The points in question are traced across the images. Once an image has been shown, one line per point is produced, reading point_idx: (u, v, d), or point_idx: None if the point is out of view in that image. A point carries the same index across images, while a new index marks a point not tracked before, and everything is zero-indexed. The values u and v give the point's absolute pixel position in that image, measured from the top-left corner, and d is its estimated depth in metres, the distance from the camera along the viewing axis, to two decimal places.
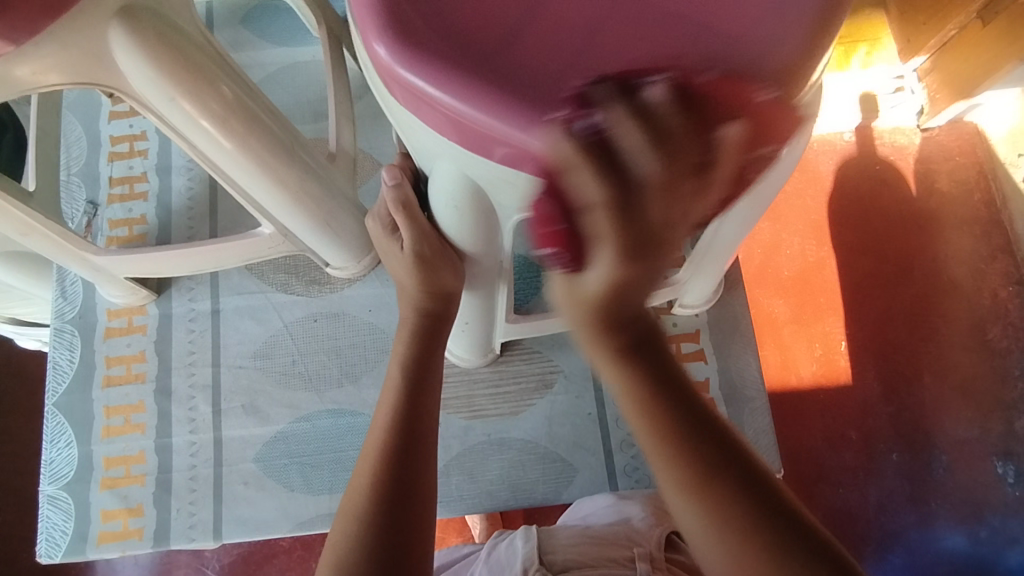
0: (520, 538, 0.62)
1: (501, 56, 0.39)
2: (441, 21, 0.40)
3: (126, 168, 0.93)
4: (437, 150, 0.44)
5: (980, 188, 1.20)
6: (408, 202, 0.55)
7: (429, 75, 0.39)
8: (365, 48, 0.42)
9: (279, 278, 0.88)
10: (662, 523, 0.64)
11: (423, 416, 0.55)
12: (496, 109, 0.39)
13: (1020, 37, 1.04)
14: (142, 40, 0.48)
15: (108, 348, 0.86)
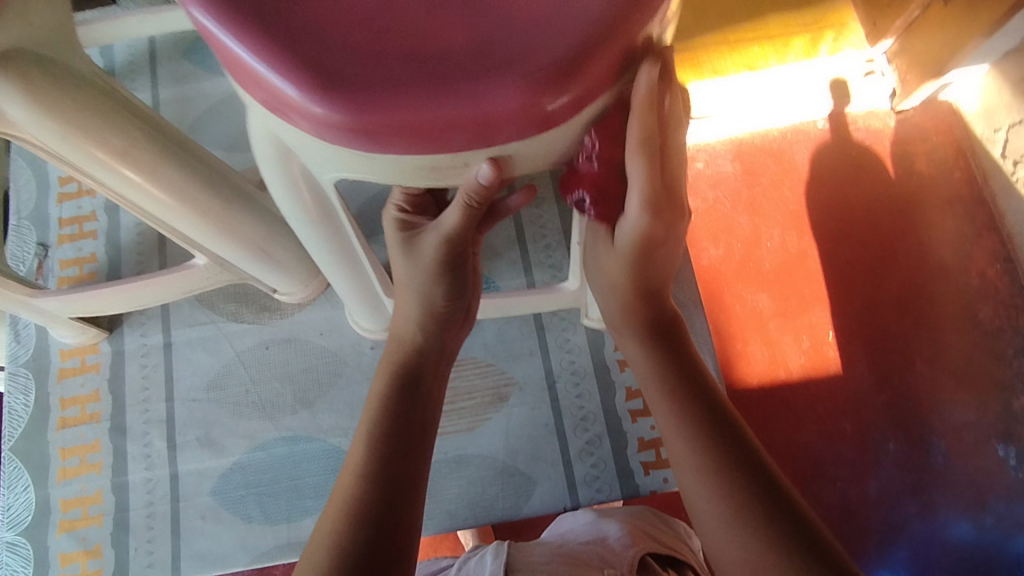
0: (490, 555, 0.61)
1: (313, 37, 0.38)
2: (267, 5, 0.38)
3: (75, 208, 0.94)
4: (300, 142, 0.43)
5: (959, 167, 1.18)
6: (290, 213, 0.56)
7: (247, 43, 0.38)
8: (247, 87, 0.40)
9: (228, 308, 0.88)
10: (638, 544, 0.61)
11: (410, 432, 0.53)
12: (309, 80, 0.38)
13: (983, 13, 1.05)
14: (32, 85, 0.48)
15: (62, 389, 0.86)
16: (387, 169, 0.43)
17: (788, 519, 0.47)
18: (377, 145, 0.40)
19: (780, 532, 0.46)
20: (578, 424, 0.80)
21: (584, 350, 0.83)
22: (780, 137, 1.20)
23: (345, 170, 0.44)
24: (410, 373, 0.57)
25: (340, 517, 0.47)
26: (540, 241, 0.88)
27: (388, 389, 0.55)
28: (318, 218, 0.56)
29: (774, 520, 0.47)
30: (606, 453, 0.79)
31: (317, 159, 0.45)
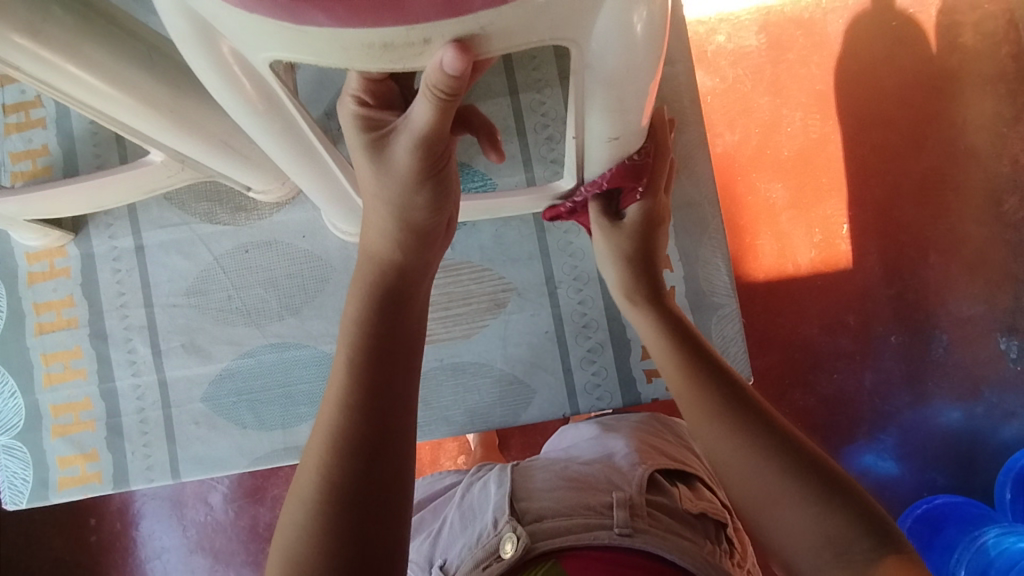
0: (494, 483, 0.60)
1: None
2: None
3: (18, 93, 0.83)
4: (230, 19, 0.36)
5: (1008, 39, 1.04)
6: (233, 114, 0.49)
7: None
8: None
9: (200, 208, 0.80)
10: (646, 462, 0.59)
11: (394, 355, 0.48)
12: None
13: None
14: None
15: (34, 295, 0.81)
16: (324, 48, 0.36)
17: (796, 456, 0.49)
18: (320, 18, 0.33)
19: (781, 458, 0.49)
20: (580, 331, 0.77)
21: (588, 255, 0.77)
22: (814, 4, 1.05)
23: (283, 51, 0.36)
24: (389, 297, 0.51)
25: (325, 448, 0.44)
26: (540, 131, 0.78)
27: (367, 315, 0.49)
28: (267, 112, 0.48)
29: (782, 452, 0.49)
30: (608, 362, 0.76)
31: (239, 35, 0.37)
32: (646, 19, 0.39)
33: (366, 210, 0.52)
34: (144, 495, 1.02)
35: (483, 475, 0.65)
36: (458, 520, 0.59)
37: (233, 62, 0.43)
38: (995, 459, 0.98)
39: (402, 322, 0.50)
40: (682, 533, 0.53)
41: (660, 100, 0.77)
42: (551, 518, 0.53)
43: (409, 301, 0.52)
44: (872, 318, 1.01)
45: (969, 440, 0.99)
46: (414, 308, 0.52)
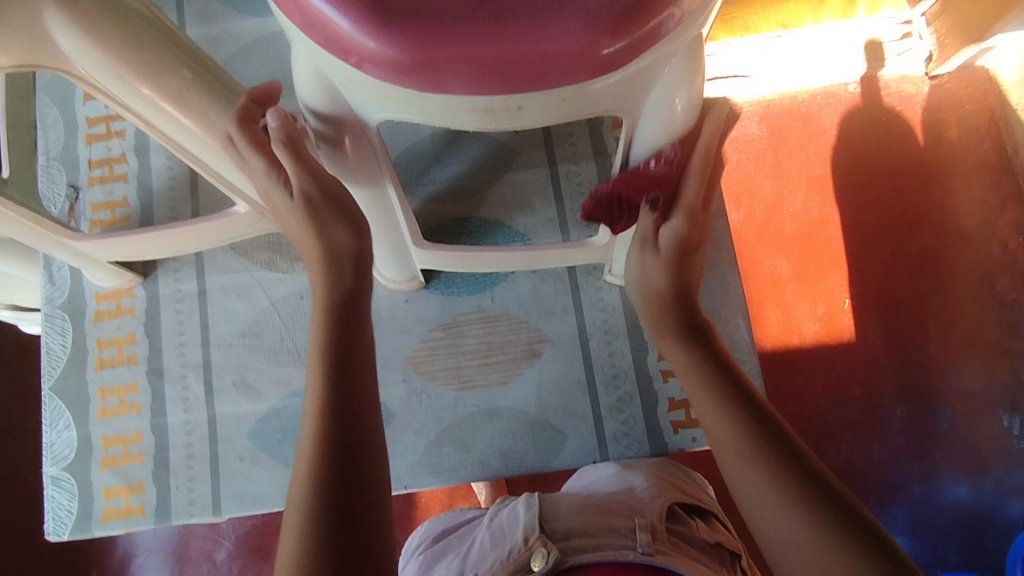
0: (522, 505, 0.61)
1: None
2: None
3: (104, 150, 0.92)
4: (356, 84, 0.44)
5: (990, 135, 1.13)
6: (291, 141, 0.53)
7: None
8: (297, 20, 0.41)
9: (262, 256, 0.88)
10: (664, 494, 0.63)
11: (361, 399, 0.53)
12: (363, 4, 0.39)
13: None
14: (84, 19, 0.46)
15: (98, 331, 0.87)
16: (426, 109, 0.44)
17: (841, 511, 0.47)
18: (434, 85, 0.41)
19: (825, 509, 0.47)
20: (610, 382, 0.82)
21: (617, 310, 0.84)
22: (810, 100, 1.15)
23: (395, 110, 0.45)
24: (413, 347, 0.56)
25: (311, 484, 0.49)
26: (577, 198, 0.87)
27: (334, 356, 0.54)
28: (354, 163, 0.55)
29: (825, 510, 0.47)
30: (637, 411, 0.81)
31: (356, 92, 0.46)
32: (685, 101, 0.48)
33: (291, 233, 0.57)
34: (150, 547, 1.02)
35: (509, 501, 0.66)
36: (488, 540, 0.61)
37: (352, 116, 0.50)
38: (1004, 536, 1.00)
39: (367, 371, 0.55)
40: (699, 558, 0.57)
41: None
42: (579, 538, 0.57)
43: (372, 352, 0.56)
44: (879, 386, 1.06)
45: (978, 516, 1.01)
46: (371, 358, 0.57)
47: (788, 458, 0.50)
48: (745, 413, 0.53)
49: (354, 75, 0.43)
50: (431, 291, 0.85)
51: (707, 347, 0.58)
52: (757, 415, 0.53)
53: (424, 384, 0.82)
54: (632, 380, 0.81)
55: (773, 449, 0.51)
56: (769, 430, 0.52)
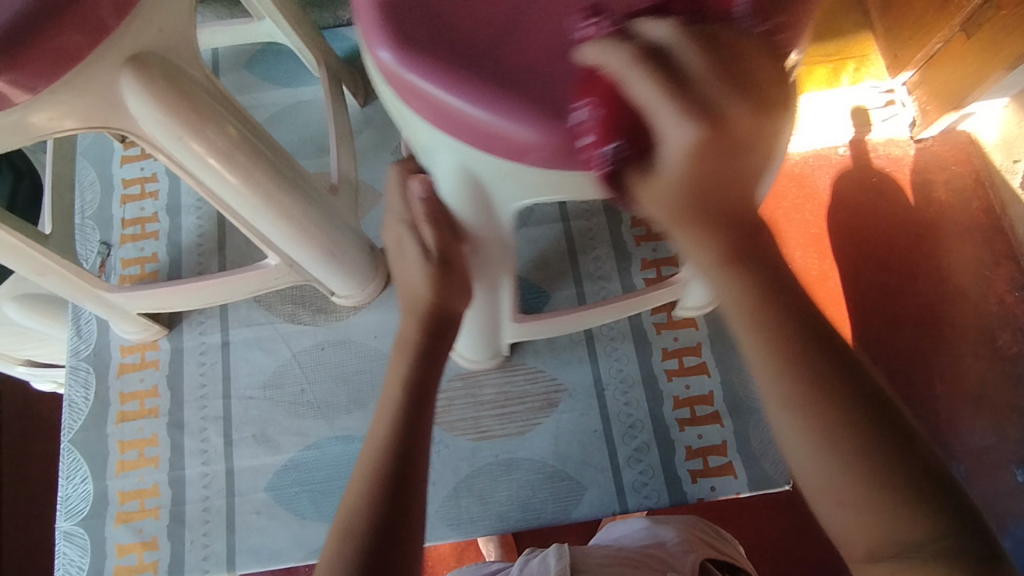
0: (552, 555, 0.61)
1: (492, 55, 0.46)
2: (438, 28, 0.46)
3: (138, 210, 0.97)
4: (442, 145, 0.51)
5: (978, 196, 1.18)
6: (439, 212, 0.52)
7: (420, 68, 0.46)
8: (423, 112, 0.48)
9: (286, 309, 0.90)
10: (696, 550, 0.63)
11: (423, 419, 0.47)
12: (464, 87, 0.45)
13: (1009, 46, 1.03)
14: (152, 86, 0.49)
15: (121, 384, 0.88)
16: (497, 172, 0.51)
17: (924, 476, 0.35)
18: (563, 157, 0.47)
19: (900, 475, 0.35)
20: (626, 431, 0.83)
21: (632, 359, 0.86)
22: (802, 161, 1.21)
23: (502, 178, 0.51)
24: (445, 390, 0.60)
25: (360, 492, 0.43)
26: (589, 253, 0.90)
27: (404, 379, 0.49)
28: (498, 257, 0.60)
29: (901, 472, 0.35)
30: (654, 460, 0.81)
31: (434, 147, 0.52)
32: None
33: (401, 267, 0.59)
34: None
35: (537, 551, 0.65)
36: None
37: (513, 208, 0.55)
38: None
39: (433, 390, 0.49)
40: None
41: None
42: None
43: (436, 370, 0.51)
44: None
45: None
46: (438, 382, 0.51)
47: (841, 379, 0.37)
48: (812, 338, 0.37)
49: (454, 146, 0.50)
50: None
51: (761, 264, 0.39)
52: (817, 337, 0.38)
53: (442, 434, 0.83)
54: (648, 428, 0.82)
55: (825, 366, 0.37)
56: (830, 355, 0.37)
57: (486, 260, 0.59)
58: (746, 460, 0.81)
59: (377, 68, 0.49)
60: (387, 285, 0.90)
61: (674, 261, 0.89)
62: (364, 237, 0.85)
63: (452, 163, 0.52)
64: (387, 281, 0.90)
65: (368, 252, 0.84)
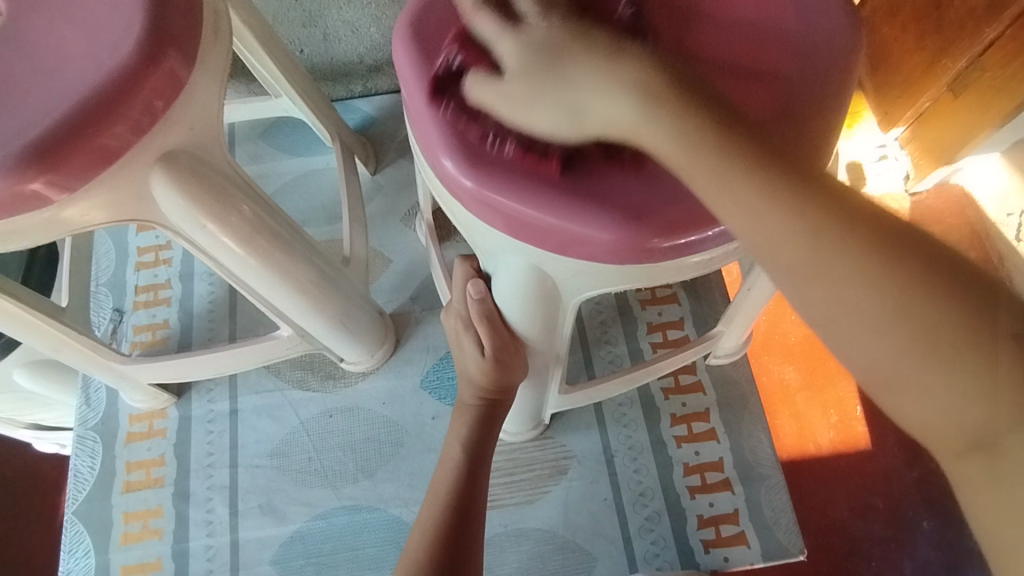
0: None
1: (561, 156, 0.44)
2: (500, 136, 0.45)
3: (151, 277, 0.98)
4: (506, 248, 0.48)
5: (974, 247, 1.12)
6: (491, 316, 0.57)
7: (492, 179, 0.43)
8: (498, 223, 0.45)
9: (295, 375, 0.91)
10: None
11: (473, 500, 0.62)
12: (542, 191, 0.43)
13: (996, 104, 1.00)
14: (181, 180, 0.51)
15: (128, 453, 0.88)
16: (568, 269, 0.47)
17: None
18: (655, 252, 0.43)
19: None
20: (637, 499, 0.82)
21: (640, 425, 0.85)
22: None
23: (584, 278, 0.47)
24: (466, 463, 0.63)
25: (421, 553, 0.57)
26: (595, 317, 0.91)
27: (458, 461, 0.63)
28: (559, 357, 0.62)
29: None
30: (666, 530, 0.80)
31: (500, 253, 0.49)
32: None
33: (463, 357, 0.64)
34: None
35: None
36: None
37: (570, 319, 0.55)
38: None
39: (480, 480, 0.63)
40: None
41: (692, 288, 0.92)
42: None
43: (483, 465, 0.64)
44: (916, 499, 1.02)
45: None
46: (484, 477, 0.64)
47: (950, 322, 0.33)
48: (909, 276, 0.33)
49: (526, 250, 0.46)
50: (429, 394, 0.89)
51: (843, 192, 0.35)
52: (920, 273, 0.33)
53: None
54: (658, 497, 0.82)
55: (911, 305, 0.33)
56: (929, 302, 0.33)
57: (541, 359, 0.62)
58: (758, 529, 0.80)
59: (441, 178, 0.46)
60: (396, 350, 0.91)
61: (680, 325, 0.90)
62: (374, 305, 0.86)
63: (519, 262, 0.48)
64: (396, 346, 0.91)
65: (377, 320, 0.86)
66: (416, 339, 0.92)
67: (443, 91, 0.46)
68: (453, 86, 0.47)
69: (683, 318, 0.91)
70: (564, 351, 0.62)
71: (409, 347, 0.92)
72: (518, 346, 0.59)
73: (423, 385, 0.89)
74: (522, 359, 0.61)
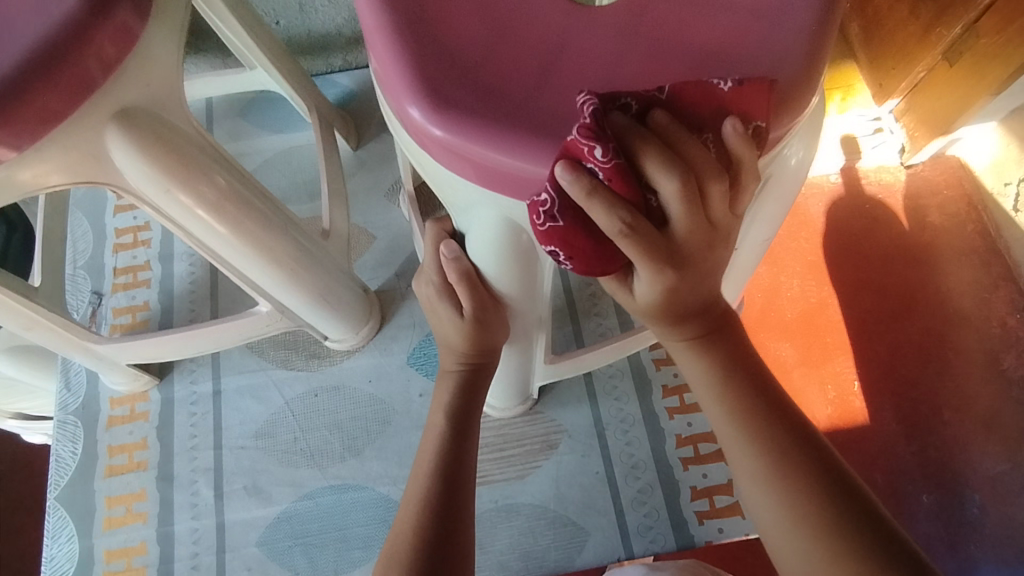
0: None
1: (535, 98, 0.41)
2: (470, 78, 0.42)
3: (130, 258, 0.96)
4: (478, 199, 0.45)
5: (972, 219, 1.10)
6: (470, 277, 0.54)
7: (462, 127, 0.41)
8: (470, 173, 0.43)
9: (278, 354, 0.89)
10: None
11: (459, 476, 0.59)
12: (517, 138, 0.40)
13: (990, 72, 0.98)
14: (140, 141, 0.49)
15: (110, 437, 0.86)
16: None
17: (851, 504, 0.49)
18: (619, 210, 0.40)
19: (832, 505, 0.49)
20: (629, 471, 0.80)
21: (631, 398, 0.84)
22: None
23: None
24: (450, 435, 0.61)
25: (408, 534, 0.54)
26: (584, 289, 0.89)
27: (441, 436, 0.61)
28: (539, 318, 0.63)
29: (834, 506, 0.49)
30: (658, 502, 0.78)
31: (473, 205, 0.46)
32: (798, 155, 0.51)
33: (440, 323, 0.62)
34: None
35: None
36: None
37: (548, 274, 0.56)
38: None
39: (466, 457, 0.60)
40: None
41: None
42: None
43: (468, 440, 0.61)
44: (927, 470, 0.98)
45: None
46: (470, 451, 0.61)
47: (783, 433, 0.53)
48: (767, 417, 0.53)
49: (500, 201, 0.44)
50: (415, 370, 0.87)
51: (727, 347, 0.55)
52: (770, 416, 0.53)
53: None
54: (650, 469, 0.80)
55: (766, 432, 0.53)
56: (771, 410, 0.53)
57: (520, 322, 0.62)
58: None
59: (408, 127, 0.44)
60: (382, 327, 0.89)
61: None
62: (357, 280, 0.84)
63: (494, 214, 0.46)
64: (382, 323, 0.89)
65: (360, 296, 0.84)
66: (402, 315, 0.90)
67: (406, 36, 0.43)
68: (415, 31, 0.43)
69: None
70: (546, 313, 0.63)
71: (394, 324, 0.90)
72: (499, 307, 0.58)
73: (410, 362, 0.87)
74: (505, 321, 0.60)
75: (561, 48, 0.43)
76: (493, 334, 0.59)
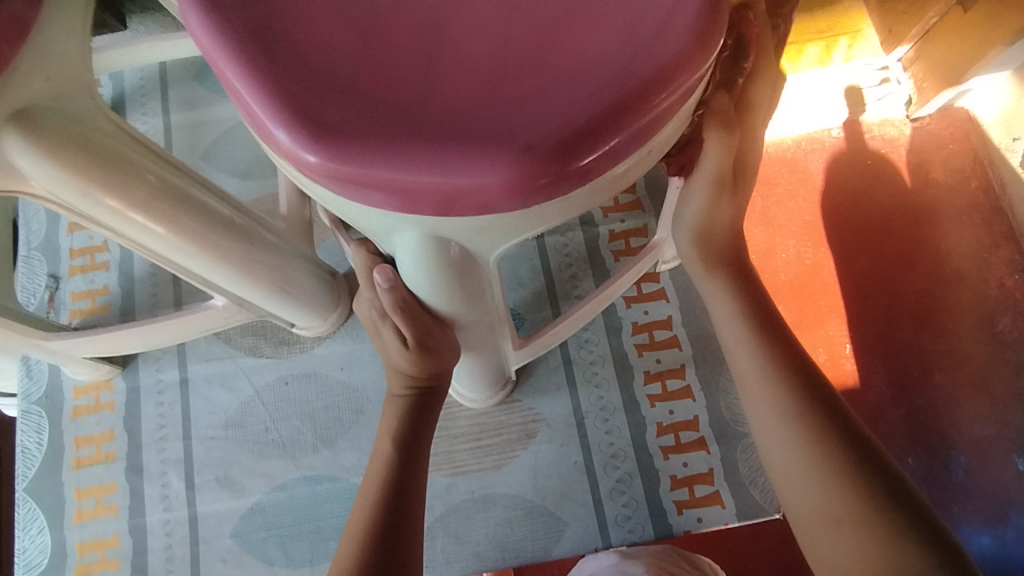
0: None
1: (421, 98, 0.35)
2: (337, 87, 0.35)
3: (86, 239, 0.91)
4: (395, 222, 0.39)
5: (977, 175, 1.03)
6: (409, 299, 0.50)
7: (346, 145, 0.34)
8: (373, 198, 0.36)
9: (247, 341, 0.86)
10: None
11: (410, 491, 0.57)
12: (412, 152, 0.34)
13: (1008, 19, 0.91)
14: (46, 144, 0.43)
15: (76, 428, 0.83)
16: (468, 229, 0.39)
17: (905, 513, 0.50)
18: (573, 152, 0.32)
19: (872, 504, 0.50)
20: (608, 461, 0.78)
21: (612, 385, 0.81)
22: (795, 146, 1.06)
23: (489, 232, 0.40)
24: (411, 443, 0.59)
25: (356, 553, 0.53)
26: (565, 270, 0.85)
27: (394, 452, 0.58)
28: (493, 323, 0.58)
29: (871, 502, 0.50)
30: (638, 492, 0.77)
31: (389, 228, 0.40)
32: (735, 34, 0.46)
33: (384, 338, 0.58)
34: None
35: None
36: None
37: (491, 283, 0.50)
38: None
39: (416, 476, 0.58)
40: None
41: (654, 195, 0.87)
42: None
43: (419, 457, 0.59)
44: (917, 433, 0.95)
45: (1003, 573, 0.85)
46: (420, 471, 0.59)
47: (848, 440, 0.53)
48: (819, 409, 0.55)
49: (416, 221, 0.38)
50: None
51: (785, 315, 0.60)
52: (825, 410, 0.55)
53: None
54: (629, 459, 0.78)
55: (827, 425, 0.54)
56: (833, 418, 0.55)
57: (474, 330, 0.57)
58: (733, 488, 0.77)
59: (281, 157, 0.36)
60: (352, 312, 0.85)
61: (655, 277, 0.85)
62: (322, 265, 0.80)
63: (418, 234, 0.40)
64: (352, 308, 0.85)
65: (327, 282, 0.79)
66: None
67: (252, 54, 0.36)
68: (261, 43, 0.36)
69: (646, 224, 0.86)
70: (503, 311, 0.57)
71: None
72: (446, 324, 0.54)
73: None
74: (454, 336, 0.56)
75: (436, 34, 0.36)
76: (443, 355, 0.56)
